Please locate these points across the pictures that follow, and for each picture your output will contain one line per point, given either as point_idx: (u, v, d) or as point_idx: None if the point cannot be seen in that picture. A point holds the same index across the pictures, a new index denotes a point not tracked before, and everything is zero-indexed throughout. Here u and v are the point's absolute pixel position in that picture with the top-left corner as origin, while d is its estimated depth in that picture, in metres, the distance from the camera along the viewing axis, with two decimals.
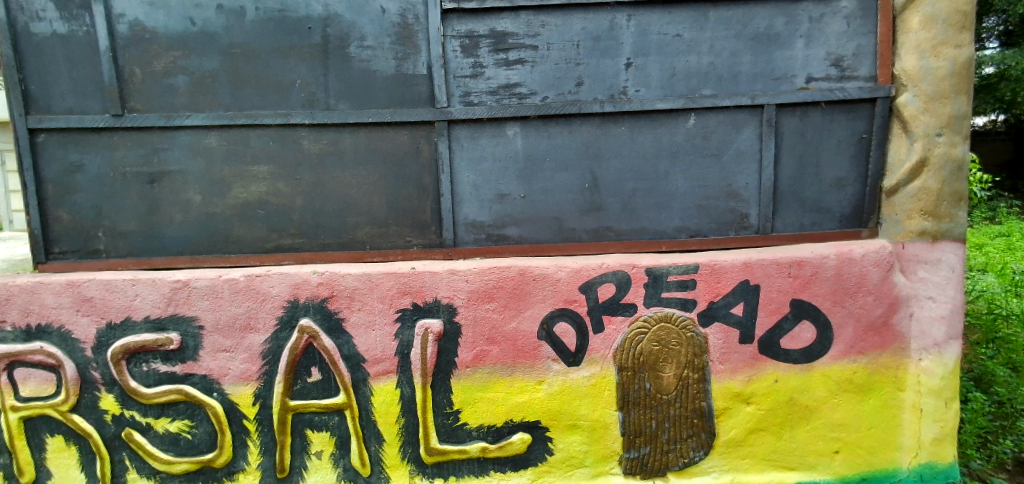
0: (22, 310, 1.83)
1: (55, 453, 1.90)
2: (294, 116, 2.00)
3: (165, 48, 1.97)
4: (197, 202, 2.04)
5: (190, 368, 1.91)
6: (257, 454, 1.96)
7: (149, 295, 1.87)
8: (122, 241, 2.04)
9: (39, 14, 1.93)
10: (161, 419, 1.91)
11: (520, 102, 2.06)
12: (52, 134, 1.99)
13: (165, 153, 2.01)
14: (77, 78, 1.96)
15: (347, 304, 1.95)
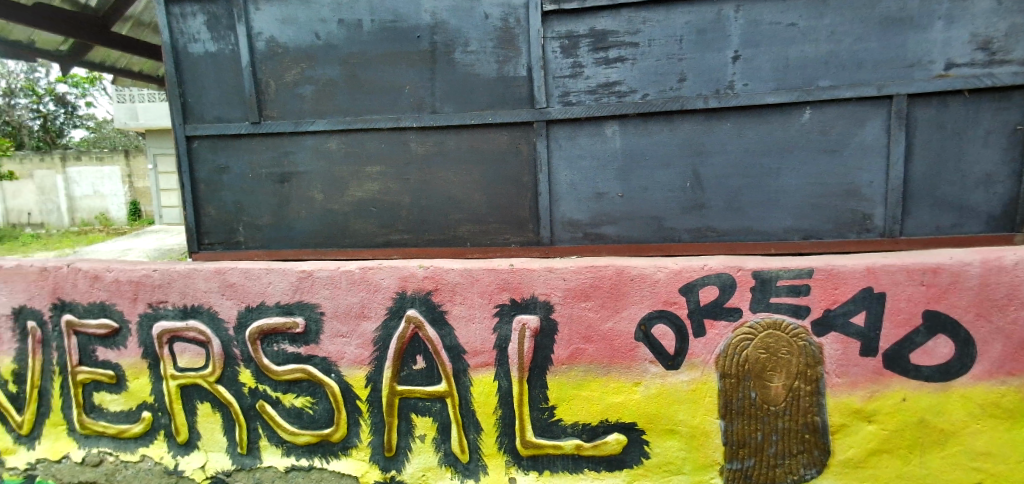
0: (180, 292, 2.07)
1: (204, 418, 2.13)
2: (403, 120, 2.14)
3: (294, 61, 2.18)
4: (318, 200, 2.24)
5: (312, 349, 2.10)
6: (368, 433, 2.12)
7: (280, 283, 2.07)
8: (258, 234, 2.31)
9: (195, 36, 2.22)
10: (288, 394, 2.12)
11: (619, 100, 2.05)
12: (204, 140, 2.28)
13: (293, 155, 2.23)
14: (224, 91, 2.24)
15: (450, 297, 2.04)
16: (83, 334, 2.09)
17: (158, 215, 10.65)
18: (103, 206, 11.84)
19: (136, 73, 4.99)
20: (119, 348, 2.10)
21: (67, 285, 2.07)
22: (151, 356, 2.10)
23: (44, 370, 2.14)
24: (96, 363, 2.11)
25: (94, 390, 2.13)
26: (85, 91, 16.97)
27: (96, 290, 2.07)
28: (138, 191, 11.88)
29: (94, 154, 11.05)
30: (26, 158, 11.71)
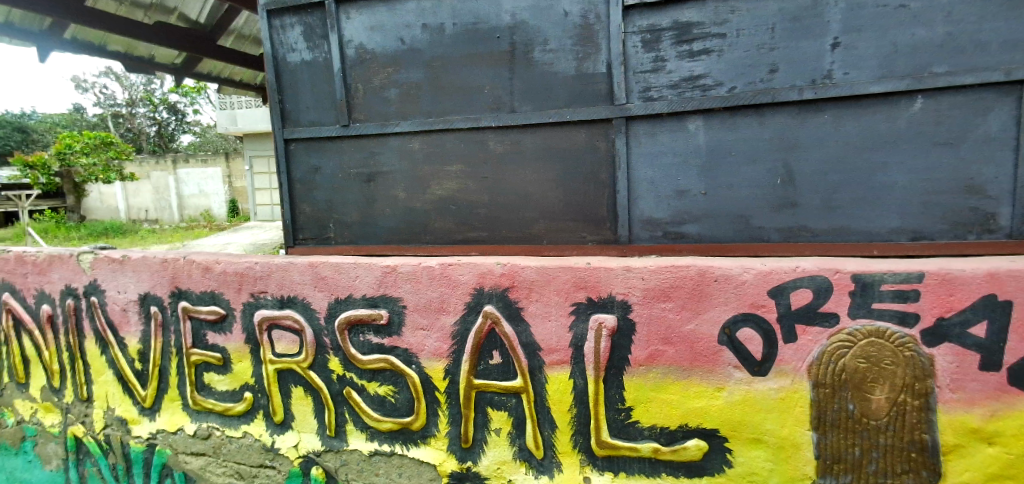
0: (278, 284, 2.23)
1: (297, 400, 2.28)
2: (483, 119, 2.19)
3: (381, 66, 2.29)
4: (402, 198, 2.35)
5: (395, 341, 2.20)
6: (445, 424, 2.19)
7: (366, 277, 2.17)
8: (346, 230, 2.45)
9: (293, 46, 2.39)
10: (372, 382, 2.23)
11: (704, 94, 1.97)
12: (299, 142, 2.45)
13: (378, 156, 2.35)
14: (318, 96, 2.39)
15: (527, 294, 2.06)
16: (196, 319, 2.29)
17: (242, 211, 14.30)
18: (205, 205, 14.68)
19: (238, 82, 5.44)
20: (226, 333, 2.29)
21: (183, 275, 2.27)
22: (253, 341, 2.28)
23: (164, 350, 2.34)
24: (207, 345, 2.31)
25: (204, 370, 2.33)
26: (190, 98, 19.15)
27: (207, 280, 2.26)
28: (232, 189, 14.34)
29: (194, 157, 14.42)
30: (144, 162, 14.90)
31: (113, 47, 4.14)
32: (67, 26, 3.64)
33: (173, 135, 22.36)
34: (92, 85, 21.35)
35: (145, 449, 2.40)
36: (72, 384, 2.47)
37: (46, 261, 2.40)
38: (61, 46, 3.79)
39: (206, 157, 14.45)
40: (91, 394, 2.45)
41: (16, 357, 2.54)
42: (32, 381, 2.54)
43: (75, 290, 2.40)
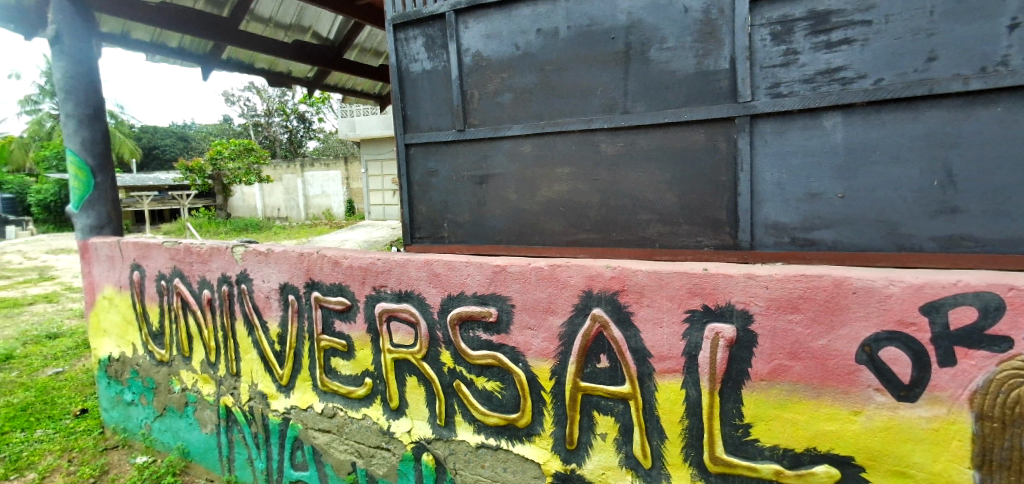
0: (397, 279, 2.38)
1: (411, 389, 2.43)
2: (595, 121, 2.19)
3: (495, 72, 2.37)
4: (512, 199, 2.42)
5: (503, 338, 2.23)
6: (551, 423, 2.18)
7: (477, 275, 2.23)
8: (459, 230, 2.57)
9: (415, 56, 2.55)
10: (481, 377, 2.30)
11: (842, 88, 1.80)
12: (418, 147, 2.61)
13: (490, 159, 2.43)
14: (436, 103, 2.53)
15: (637, 299, 1.91)
16: (325, 308, 2.52)
17: (359, 210, 17.35)
18: (327, 203, 17.82)
19: (360, 92, 5.92)
20: (351, 322, 2.49)
21: (316, 268, 2.51)
22: (373, 331, 2.46)
23: (299, 334, 2.60)
24: (335, 332, 2.53)
25: (331, 355, 2.55)
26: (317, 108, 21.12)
27: (335, 273, 2.48)
28: (350, 189, 17.30)
29: (319, 163, 17.61)
30: (280, 166, 18.45)
31: (260, 64, 4.73)
32: (225, 47, 4.22)
33: (298, 141, 25.19)
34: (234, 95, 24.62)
35: (282, 422, 2.69)
36: (225, 359, 2.83)
37: (209, 252, 2.77)
38: (220, 66, 4.39)
39: (327, 162, 17.57)
40: (239, 370, 2.79)
41: (181, 333, 2.96)
42: (193, 355, 2.94)
43: (230, 278, 2.74)
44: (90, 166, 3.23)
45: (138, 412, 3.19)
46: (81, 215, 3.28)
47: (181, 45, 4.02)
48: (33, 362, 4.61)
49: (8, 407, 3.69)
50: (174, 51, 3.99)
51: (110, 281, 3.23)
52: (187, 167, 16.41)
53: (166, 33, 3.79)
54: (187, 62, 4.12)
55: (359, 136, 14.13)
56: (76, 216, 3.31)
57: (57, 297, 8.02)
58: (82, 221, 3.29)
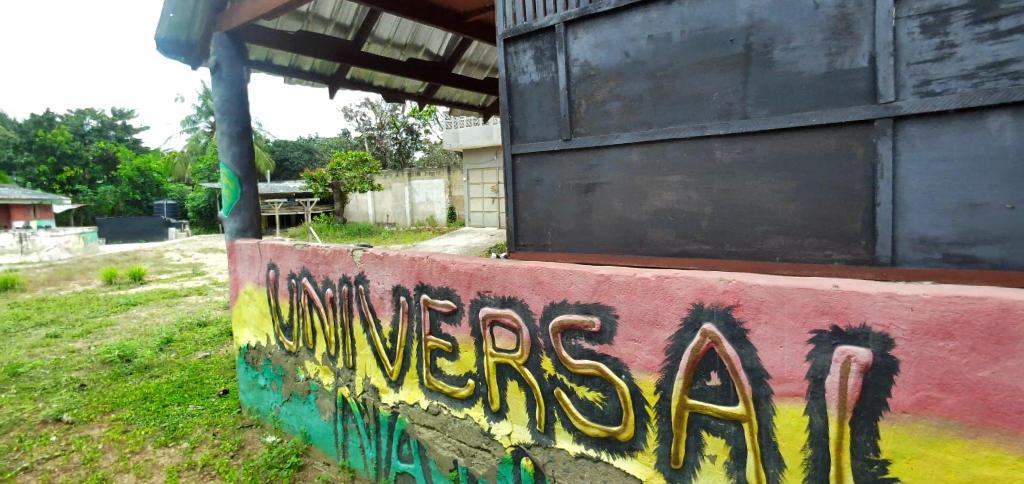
0: (501, 285, 2.43)
1: (512, 393, 2.45)
2: (709, 127, 2.17)
3: (605, 81, 2.44)
4: (618, 208, 2.47)
5: (606, 349, 2.13)
6: (655, 440, 2.02)
7: (581, 283, 2.17)
8: (563, 239, 2.67)
9: (524, 69, 2.70)
10: (582, 386, 2.22)
11: (1014, 83, 1.55)
12: (524, 156, 2.76)
13: (596, 168, 2.51)
14: (542, 113, 2.65)
15: (754, 316, 1.70)
16: (433, 310, 2.65)
17: (461, 217, 18.44)
18: (431, 211, 19.22)
19: (465, 104, 6.18)
20: (456, 324, 2.60)
21: (426, 272, 2.65)
22: (477, 334, 2.54)
23: (408, 334, 2.76)
24: (441, 334, 2.65)
25: (437, 355, 2.68)
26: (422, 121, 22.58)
27: (443, 278, 2.60)
28: (452, 197, 18.68)
29: (424, 171, 19.02)
30: (390, 175, 20.21)
31: (378, 82, 5.13)
32: (347, 68, 4.58)
33: (408, 151, 27.12)
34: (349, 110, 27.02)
35: (391, 415, 2.86)
36: (343, 353, 3.08)
37: (333, 254, 3.04)
38: (346, 84, 4.82)
39: (432, 170, 18.91)
40: (355, 363, 3.02)
41: (307, 327, 3.26)
42: (316, 348, 3.22)
43: (349, 278, 2.98)
44: (238, 176, 3.69)
45: (269, 396, 3.57)
46: (230, 220, 3.75)
47: (313, 68, 4.51)
48: (189, 346, 5.35)
49: (169, 383, 4.31)
50: (307, 73, 4.49)
51: (251, 278, 3.64)
52: (313, 177, 18.87)
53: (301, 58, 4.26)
54: (317, 82, 4.60)
55: (462, 144, 15.22)
56: (228, 220, 3.79)
57: (209, 290, 9.29)
58: (231, 225, 3.76)
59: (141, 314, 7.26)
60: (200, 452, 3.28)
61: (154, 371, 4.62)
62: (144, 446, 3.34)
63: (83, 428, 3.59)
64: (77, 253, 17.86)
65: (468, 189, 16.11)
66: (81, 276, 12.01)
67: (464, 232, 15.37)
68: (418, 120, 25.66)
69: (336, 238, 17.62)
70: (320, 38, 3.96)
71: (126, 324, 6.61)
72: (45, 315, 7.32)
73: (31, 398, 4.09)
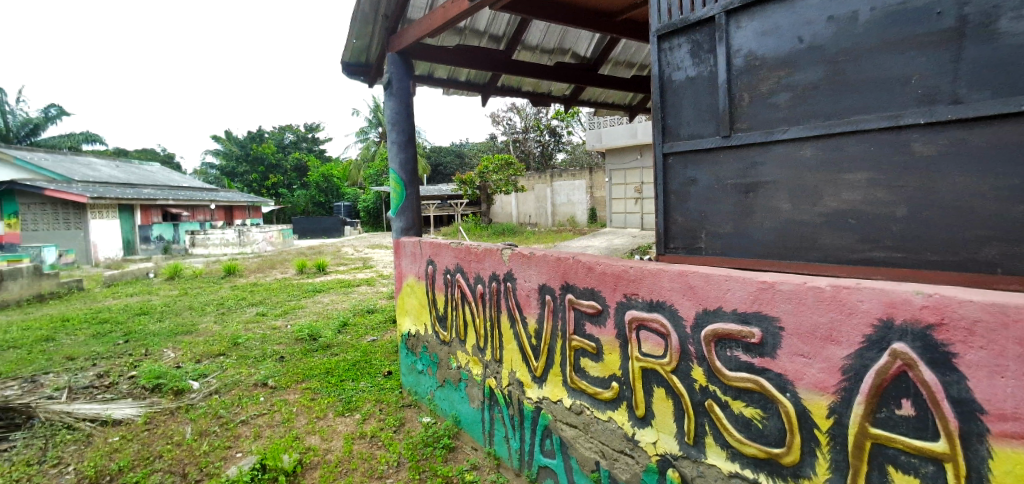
0: (649, 289, 2.30)
1: (658, 401, 2.32)
2: (905, 116, 1.93)
3: (771, 71, 2.33)
4: (785, 210, 2.35)
5: (768, 363, 1.88)
6: (826, 468, 1.75)
7: (739, 291, 1.93)
8: (718, 241, 2.61)
9: (679, 64, 2.69)
10: (738, 401, 1.99)
11: None
12: (675, 155, 2.76)
13: (759, 166, 2.42)
14: (698, 109, 2.63)
15: (964, 338, 1.38)
16: (578, 310, 2.67)
17: (601, 219, 18.97)
18: (571, 211, 19.94)
19: (609, 104, 6.19)
20: (601, 326, 2.56)
21: (572, 272, 2.68)
22: (623, 337, 2.46)
23: (553, 332, 2.82)
24: (585, 334, 2.65)
25: (581, 356, 2.69)
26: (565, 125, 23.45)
27: (589, 278, 2.59)
28: (594, 198, 18.99)
29: (567, 173, 19.97)
30: (534, 178, 21.42)
31: (526, 87, 5.36)
32: (499, 77, 4.87)
33: (550, 153, 27.90)
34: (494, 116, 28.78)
35: (535, 409, 2.96)
36: (491, 346, 3.26)
37: (485, 252, 3.23)
38: (497, 91, 5.13)
39: (573, 171, 19.78)
40: (501, 357, 3.18)
41: (460, 320, 3.52)
42: (468, 340, 3.46)
43: (498, 276, 3.15)
44: (404, 180, 4.13)
45: (426, 380, 3.92)
46: (398, 219, 4.22)
47: (468, 78, 4.90)
48: (361, 329, 6.12)
49: (345, 360, 4.97)
50: (463, 83, 4.86)
51: (413, 272, 4.04)
52: (464, 180, 20.66)
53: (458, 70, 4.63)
54: (471, 92, 4.97)
55: (605, 144, 15.44)
56: (395, 219, 4.26)
57: (375, 281, 10.55)
58: (398, 224, 4.22)
59: (324, 300, 8.49)
60: (369, 424, 3.72)
61: (334, 349, 5.37)
62: (327, 413, 3.89)
63: (282, 392, 4.30)
64: (279, 245, 21.56)
65: (611, 189, 16.44)
66: (280, 265, 14.46)
67: (603, 233, 15.52)
68: (554, 122, 26.30)
69: (481, 238, 18.99)
70: (476, 49, 4.23)
71: (313, 308, 7.78)
72: (257, 296, 8.95)
73: (246, 363, 5.02)
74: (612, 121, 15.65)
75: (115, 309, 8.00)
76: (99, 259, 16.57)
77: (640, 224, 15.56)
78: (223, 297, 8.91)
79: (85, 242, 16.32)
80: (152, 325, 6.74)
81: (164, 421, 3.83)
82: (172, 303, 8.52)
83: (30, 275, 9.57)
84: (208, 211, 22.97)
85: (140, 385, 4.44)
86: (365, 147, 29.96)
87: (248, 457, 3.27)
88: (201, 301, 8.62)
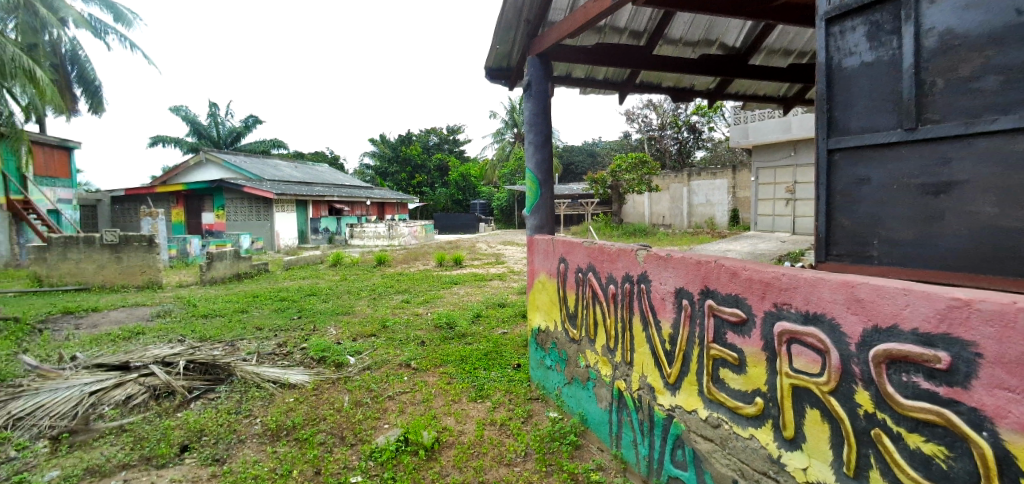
0: (804, 298, 2.03)
1: (811, 423, 2.05)
2: None
3: (976, 51, 2.03)
4: (989, 214, 2.02)
5: (958, 394, 1.52)
6: None
7: (921, 308, 1.59)
8: (895, 250, 2.35)
9: (852, 49, 2.47)
10: (915, 434, 1.66)
11: None
12: (843, 152, 2.55)
13: (953, 163, 2.12)
14: (874, 99, 2.39)
15: None
16: (719, 317, 2.49)
17: (743, 222, 17.93)
18: (710, 212, 19.30)
19: (761, 97, 5.73)
20: (745, 336, 2.35)
21: (713, 276, 2.50)
22: (770, 350, 2.23)
23: (690, 338, 2.68)
24: (726, 343, 2.46)
25: (721, 366, 2.50)
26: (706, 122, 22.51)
27: (733, 284, 2.40)
28: (737, 198, 18.28)
29: (706, 172, 19.24)
30: (670, 178, 20.98)
31: (666, 83, 5.19)
32: (637, 73, 4.77)
33: (688, 151, 26.69)
34: (626, 114, 28.24)
35: (666, 417, 2.86)
36: (622, 347, 3.22)
37: (619, 252, 3.21)
38: (635, 89, 5.03)
39: (714, 170, 18.94)
40: (632, 359, 3.12)
41: (590, 319, 3.53)
42: (597, 340, 3.46)
43: (633, 277, 3.10)
44: (540, 180, 4.24)
45: (554, 376, 4.00)
46: (531, 217, 4.35)
47: (606, 77, 4.88)
48: (493, 321, 6.44)
49: (479, 349, 5.28)
50: (600, 82, 4.86)
51: (545, 269, 4.14)
52: (594, 179, 20.78)
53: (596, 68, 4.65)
54: (608, 90, 4.95)
55: (752, 141, 14.67)
56: (529, 217, 4.39)
57: (507, 277, 10.98)
58: (532, 222, 4.36)
59: (460, 291, 9.07)
60: (499, 412, 3.91)
61: (468, 339, 5.71)
62: (461, 397, 4.16)
63: (423, 374, 4.70)
64: (422, 239, 23.50)
65: (756, 189, 15.37)
66: (421, 256, 15.81)
67: (744, 238, 14.46)
68: (690, 118, 25.00)
69: (608, 238, 18.80)
70: (616, 47, 4.19)
71: (451, 298, 8.36)
72: (404, 284, 9.91)
73: (393, 345, 5.56)
74: (762, 115, 14.55)
75: (293, 289, 9.43)
76: (280, 246, 19.68)
77: (790, 228, 14.29)
78: (376, 284, 10.02)
79: (270, 231, 19.43)
80: (319, 305, 7.79)
81: (328, 389, 4.41)
82: (334, 286, 9.75)
83: (233, 258, 11.65)
84: (366, 207, 25.77)
85: (310, 356, 5.17)
86: (501, 147, 31.49)
87: (393, 429, 3.64)
88: (358, 286, 9.74)
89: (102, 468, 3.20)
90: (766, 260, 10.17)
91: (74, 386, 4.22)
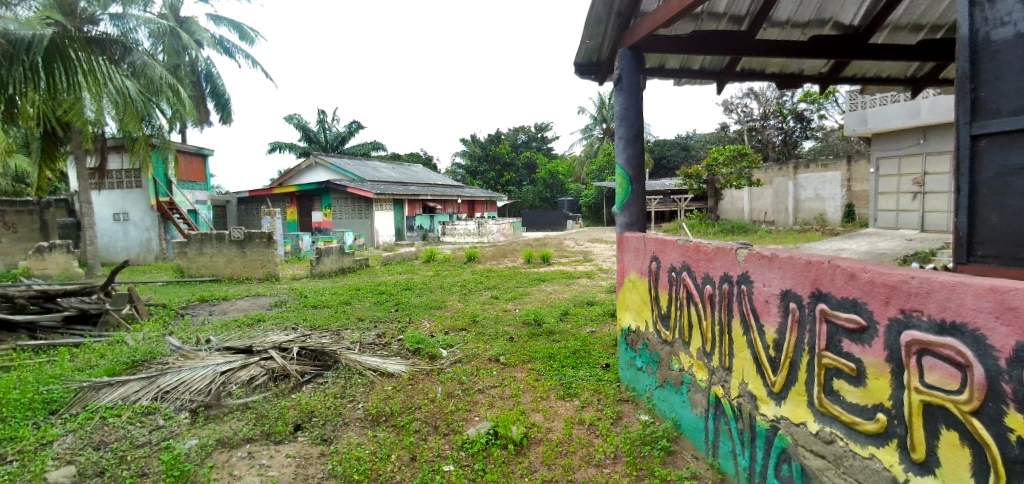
0: (940, 305, 1.78)
1: (947, 447, 1.81)
2: None
3: None
4: None
5: None
6: None
7: None
8: None
9: (1004, 18, 2.14)
10: None
11: None
12: (992, 138, 2.25)
13: None
14: None
15: None
16: (834, 323, 2.26)
17: (859, 218, 16.26)
18: (820, 207, 17.68)
19: (884, 79, 5.15)
20: (864, 345, 2.12)
21: (826, 278, 2.29)
22: (896, 362, 1.98)
23: (798, 345, 2.48)
24: (841, 352, 2.24)
25: (835, 376, 2.28)
26: None
27: (850, 288, 2.17)
28: (852, 192, 16.57)
29: (816, 163, 17.70)
30: (772, 171, 19.58)
31: (771, 69, 4.82)
32: (738, 61, 4.48)
33: (793, 141, 24.56)
34: (724, 104, 26.64)
35: (770, 428, 2.67)
36: (719, 351, 3.06)
37: (716, 251, 3.04)
38: (735, 77, 4.74)
39: (825, 161, 17.32)
40: (731, 364, 2.95)
41: (685, 320, 3.39)
42: (692, 342, 3.31)
43: (732, 277, 2.92)
44: (630, 176, 4.13)
45: (645, 378, 3.89)
46: (622, 214, 4.27)
47: (702, 66, 4.65)
48: (581, 319, 6.41)
49: (567, 347, 5.28)
50: (696, 72, 4.64)
51: (636, 268, 4.05)
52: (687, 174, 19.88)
53: (692, 58, 4.45)
54: (704, 80, 4.71)
55: (871, 128, 13.33)
56: (619, 214, 4.31)
57: (597, 275, 10.86)
58: (622, 219, 4.27)
59: (548, 289, 9.12)
60: (588, 411, 3.88)
61: (556, 336, 5.73)
62: (549, 394, 4.19)
63: (511, 370, 4.79)
64: (508, 236, 23.92)
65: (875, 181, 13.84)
66: (508, 253, 16.11)
67: (859, 235, 13.08)
68: (796, 106, 23.05)
69: None
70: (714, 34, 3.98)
71: (539, 295, 8.44)
72: (493, 280, 10.16)
73: (483, 340, 5.72)
74: (885, 98, 13.01)
75: (391, 283, 10.04)
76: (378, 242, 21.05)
77: (919, 225, 12.71)
78: (467, 280, 10.37)
79: (370, 229, 20.86)
80: (414, 299, 8.22)
81: (422, 379, 4.64)
82: (428, 282, 10.23)
83: (338, 253, 12.64)
84: (456, 205, 26.78)
85: (406, 347, 5.47)
86: (588, 143, 31.16)
87: (483, 422, 3.75)
88: (450, 282, 10.13)
89: (231, 440, 3.62)
90: (888, 260, 9.13)
91: (208, 366, 4.81)
